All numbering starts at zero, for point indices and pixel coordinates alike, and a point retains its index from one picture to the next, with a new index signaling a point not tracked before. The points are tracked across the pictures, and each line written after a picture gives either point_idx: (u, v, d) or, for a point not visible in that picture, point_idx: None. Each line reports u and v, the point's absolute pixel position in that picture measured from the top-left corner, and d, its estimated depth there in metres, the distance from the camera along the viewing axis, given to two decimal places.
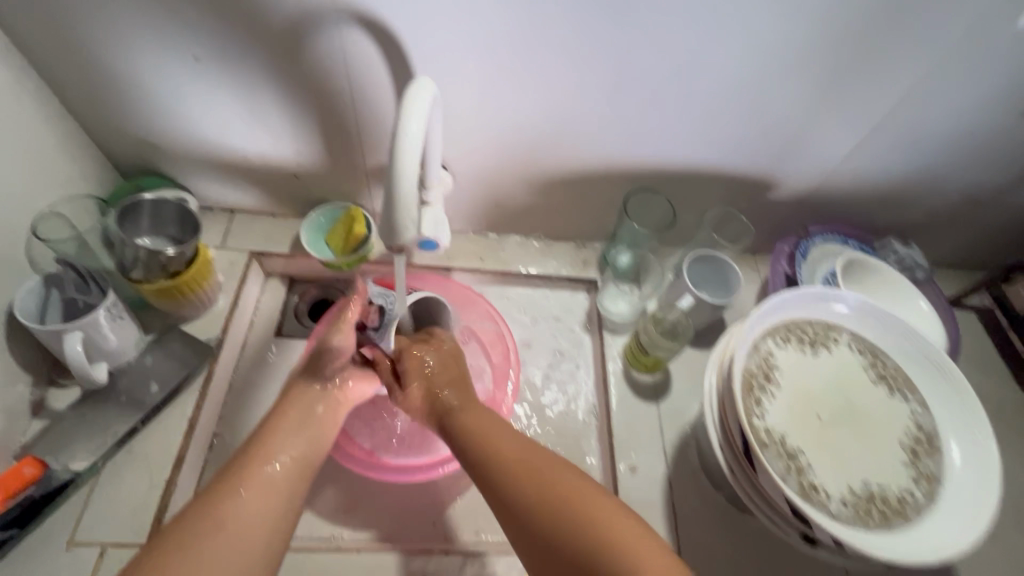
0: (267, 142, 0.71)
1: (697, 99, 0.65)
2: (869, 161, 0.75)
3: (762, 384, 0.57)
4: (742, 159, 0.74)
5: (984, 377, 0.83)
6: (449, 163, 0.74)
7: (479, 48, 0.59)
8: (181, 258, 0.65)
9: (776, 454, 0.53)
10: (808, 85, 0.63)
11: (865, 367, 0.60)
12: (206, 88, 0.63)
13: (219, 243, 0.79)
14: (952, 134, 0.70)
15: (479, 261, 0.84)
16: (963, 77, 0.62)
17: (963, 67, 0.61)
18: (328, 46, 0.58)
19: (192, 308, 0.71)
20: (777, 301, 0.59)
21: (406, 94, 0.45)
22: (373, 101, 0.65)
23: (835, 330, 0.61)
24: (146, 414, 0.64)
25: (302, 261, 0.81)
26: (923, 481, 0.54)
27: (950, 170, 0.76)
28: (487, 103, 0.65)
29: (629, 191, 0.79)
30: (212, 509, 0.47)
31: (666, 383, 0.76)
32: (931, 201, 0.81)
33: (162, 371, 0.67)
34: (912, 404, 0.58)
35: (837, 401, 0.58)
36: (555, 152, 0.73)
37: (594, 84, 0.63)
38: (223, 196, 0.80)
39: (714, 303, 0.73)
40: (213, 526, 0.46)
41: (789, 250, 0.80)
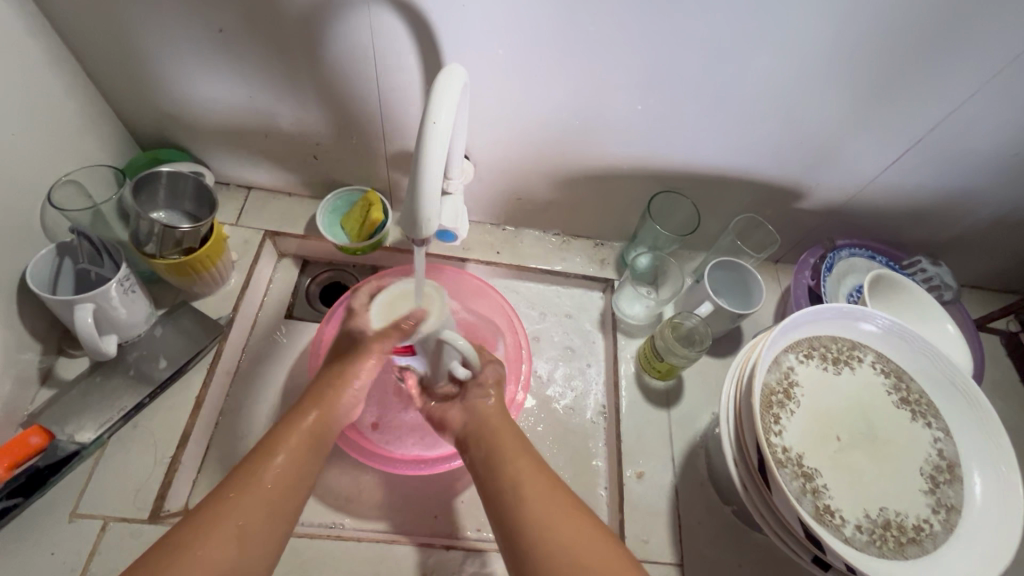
0: (286, 121, 0.69)
1: (733, 102, 0.63)
2: (905, 176, 0.72)
3: (781, 401, 0.55)
4: (772, 166, 0.72)
5: (1004, 404, 0.81)
6: (471, 152, 0.72)
7: (511, 37, 0.57)
8: (195, 234, 0.64)
9: (792, 474, 0.52)
10: (849, 94, 0.61)
11: (888, 390, 0.58)
12: (229, 61, 0.62)
13: (233, 221, 0.78)
14: (997, 153, 0.67)
15: (495, 254, 0.83)
16: (1015, 93, 0.59)
17: (1016, 83, 0.58)
18: (355, 26, 0.56)
19: (204, 285, 0.71)
20: (801, 317, 0.57)
21: (436, 81, 0.44)
22: (399, 85, 0.63)
23: (859, 350, 0.59)
24: (153, 389, 0.64)
25: (316, 243, 0.79)
26: (942, 510, 0.53)
27: (989, 190, 0.73)
28: (514, 93, 0.63)
29: (653, 192, 0.77)
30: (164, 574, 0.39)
31: (678, 390, 0.75)
32: (965, 220, 0.79)
33: (171, 347, 0.67)
34: (934, 430, 0.57)
35: (857, 423, 0.56)
36: (579, 148, 0.71)
37: (626, 80, 0.61)
38: (240, 172, 0.79)
39: (734, 312, 0.71)
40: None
41: (813, 262, 0.78)
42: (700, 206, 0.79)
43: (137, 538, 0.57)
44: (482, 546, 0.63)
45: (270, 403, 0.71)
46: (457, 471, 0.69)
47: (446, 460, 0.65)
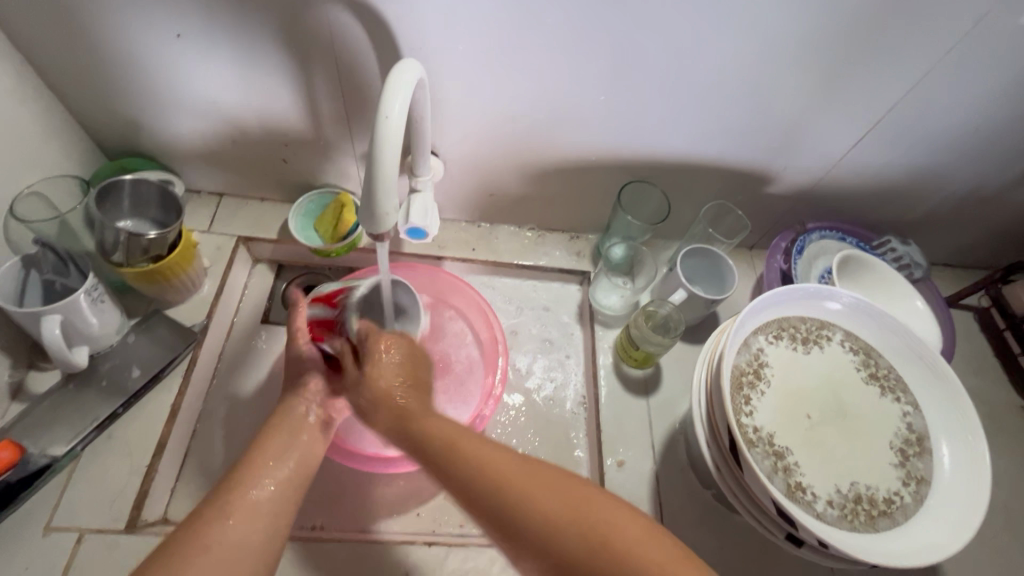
0: (253, 124, 0.69)
1: (694, 88, 0.63)
2: (869, 157, 0.73)
3: (751, 381, 0.56)
4: (739, 152, 0.72)
5: (978, 377, 0.82)
6: (440, 149, 0.72)
7: (470, 33, 0.57)
8: (163, 241, 0.64)
9: (763, 453, 0.52)
10: (807, 77, 0.62)
11: (857, 367, 0.59)
12: (192, 67, 0.61)
13: (205, 228, 0.78)
14: (956, 130, 0.68)
15: (471, 250, 0.83)
16: (969, 71, 0.61)
17: (966, 62, 0.60)
18: (315, 27, 0.57)
19: (175, 292, 0.70)
20: (769, 298, 0.58)
21: (389, 76, 0.44)
22: (362, 84, 0.63)
23: (827, 329, 0.60)
24: (127, 399, 0.64)
25: (290, 247, 0.79)
26: (912, 482, 0.53)
27: (952, 168, 0.74)
28: (478, 87, 0.63)
29: (624, 182, 0.77)
30: (198, 535, 0.43)
31: (656, 377, 0.76)
32: (931, 198, 0.80)
33: (145, 356, 0.66)
34: (903, 404, 0.57)
35: (827, 400, 0.57)
36: (547, 140, 0.71)
37: (588, 71, 0.61)
38: (211, 180, 0.78)
39: (707, 298, 0.72)
40: (198, 551, 0.42)
41: (784, 246, 0.79)
42: (671, 195, 0.80)
43: (115, 549, 0.57)
44: (466, 541, 0.63)
45: (248, 408, 0.71)
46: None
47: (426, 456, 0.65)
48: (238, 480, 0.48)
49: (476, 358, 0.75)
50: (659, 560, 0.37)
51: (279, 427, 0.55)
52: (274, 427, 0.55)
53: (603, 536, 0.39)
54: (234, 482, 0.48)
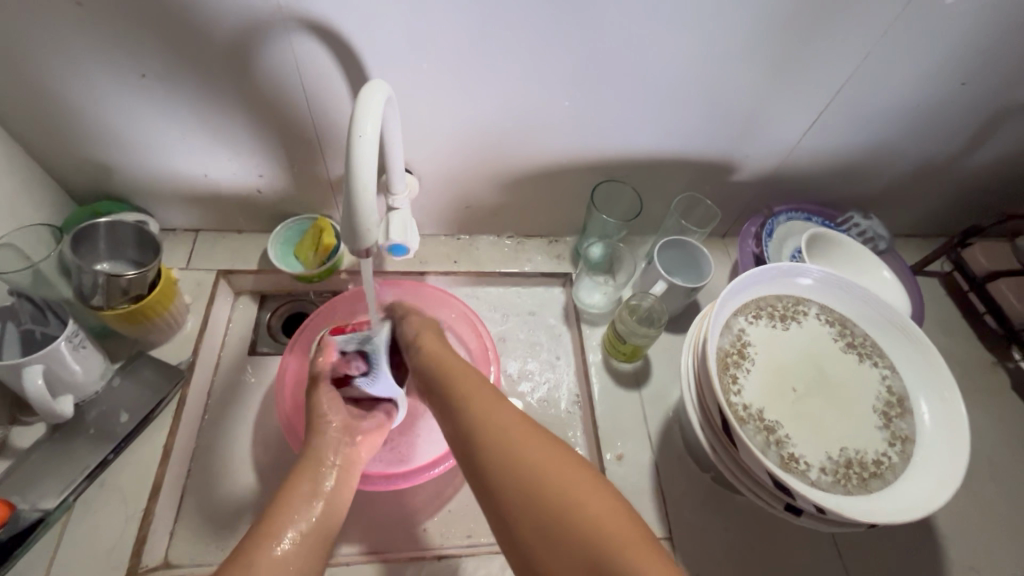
0: (225, 157, 0.69)
1: (652, 87, 0.66)
2: (824, 138, 0.77)
3: (736, 361, 0.58)
4: (701, 144, 0.75)
5: (949, 339, 0.86)
6: (413, 166, 0.74)
7: (433, 51, 0.59)
8: (143, 280, 0.63)
9: (755, 429, 0.54)
10: (758, 68, 0.65)
11: (833, 338, 0.61)
12: (153, 105, 0.62)
13: (183, 265, 0.77)
14: (900, 107, 0.72)
15: (452, 263, 0.84)
16: (905, 50, 0.64)
17: (900, 43, 0.64)
18: (278, 56, 0.58)
19: (158, 331, 0.70)
20: (744, 280, 0.60)
21: (359, 96, 0.45)
22: (330, 108, 0.64)
23: (802, 304, 0.63)
24: (117, 444, 0.62)
25: (272, 276, 0.79)
26: (897, 442, 0.56)
27: (901, 142, 0.78)
28: (445, 103, 0.65)
29: (595, 182, 0.80)
30: None
31: (646, 369, 0.77)
32: (886, 173, 0.84)
33: (132, 399, 0.65)
34: (881, 369, 0.60)
35: (810, 372, 0.59)
36: (516, 149, 0.73)
37: (549, 79, 0.63)
38: (185, 216, 0.78)
39: (687, 287, 0.74)
40: None
41: (755, 230, 0.82)
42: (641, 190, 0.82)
43: None
44: (475, 550, 0.63)
45: (243, 441, 0.70)
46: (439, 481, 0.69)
47: (428, 469, 0.64)
48: (266, 535, 0.45)
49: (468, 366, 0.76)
50: (597, 528, 0.39)
51: (304, 473, 0.52)
52: (299, 475, 0.52)
53: (550, 496, 0.42)
54: (263, 535, 0.45)
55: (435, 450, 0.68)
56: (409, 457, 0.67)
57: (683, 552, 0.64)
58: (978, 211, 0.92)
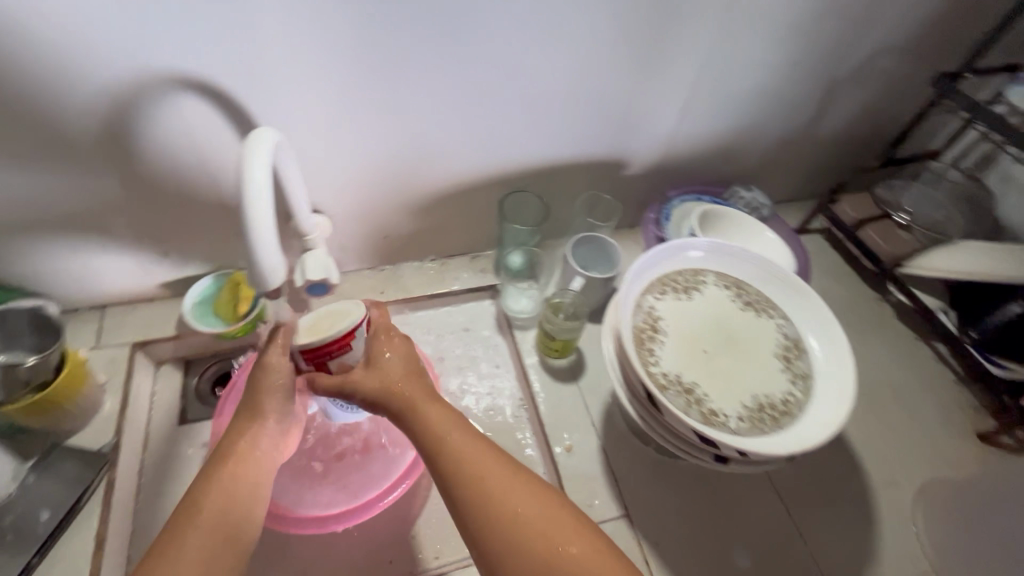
0: (119, 226, 0.68)
1: (533, 102, 0.71)
2: (695, 125, 0.85)
3: (650, 335, 0.63)
4: (590, 147, 0.82)
5: (838, 285, 0.96)
6: (322, 206, 0.75)
7: (318, 95, 0.61)
8: (46, 365, 0.61)
9: (676, 393, 0.59)
10: (621, 72, 0.72)
11: (733, 299, 0.68)
12: (27, 177, 0.59)
13: (92, 344, 0.74)
14: (750, 90, 0.82)
15: (379, 294, 0.85)
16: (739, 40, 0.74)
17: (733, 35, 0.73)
18: (150, 118, 0.58)
19: (67, 421, 0.66)
20: (645, 261, 0.66)
21: (246, 146, 0.47)
22: (225, 163, 0.64)
23: (700, 275, 0.69)
24: (40, 545, 0.58)
25: (192, 339, 0.77)
26: (800, 379, 0.62)
27: (761, 120, 0.88)
28: (341, 142, 0.67)
29: (502, 195, 0.84)
30: None
31: (580, 362, 0.81)
32: (756, 149, 0.94)
33: (52, 494, 0.61)
34: (776, 319, 0.67)
35: (718, 333, 0.65)
36: (419, 176, 0.76)
37: (436, 107, 0.67)
38: (87, 294, 0.75)
39: (601, 278, 0.79)
40: None
41: (654, 217, 0.89)
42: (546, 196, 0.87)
43: None
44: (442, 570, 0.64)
45: None
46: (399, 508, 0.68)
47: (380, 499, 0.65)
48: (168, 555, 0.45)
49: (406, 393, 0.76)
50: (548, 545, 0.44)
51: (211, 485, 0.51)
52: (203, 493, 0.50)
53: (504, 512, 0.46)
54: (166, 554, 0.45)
55: (386, 477, 0.68)
56: (363, 491, 0.67)
57: (639, 524, 0.68)
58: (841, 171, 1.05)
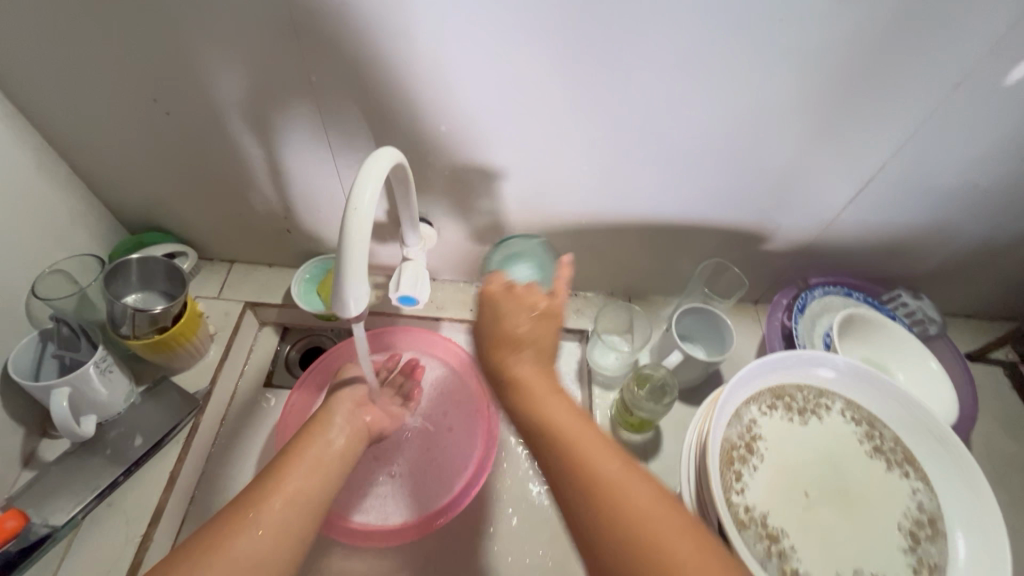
0: (224, 183, 0.72)
1: (674, 151, 0.65)
2: (866, 212, 0.72)
3: (743, 456, 0.54)
4: (731, 208, 0.72)
5: (989, 419, 0.80)
6: (431, 216, 0.76)
7: (450, 113, 0.61)
8: (167, 313, 0.67)
9: (755, 536, 0.49)
10: (799, 128, 0.61)
11: (860, 440, 0.56)
12: (187, 139, 0.66)
13: (215, 295, 0.82)
14: (954, 185, 0.67)
15: (469, 311, 0.85)
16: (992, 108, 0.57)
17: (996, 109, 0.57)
18: (309, 106, 0.61)
19: (181, 358, 0.73)
20: (758, 367, 0.57)
21: (368, 161, 0.48)
22: (349, 149, 0.66)
23: (826, 397, 0.58)
24: (128, 467, 0.65)
25: (295, 311, 0.83)
26: (924, 570, 0.49)
27: (957, 222, 0.72)
28: (457, 161, 0.67)
29: (702, 258, 0.80)
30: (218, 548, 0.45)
31: (655, 441, 0.74)
32: (943, 250, 0.77)
33: (149, 424, 0.69)
34: (913, 481, 0.54)
35: (827, 476, 0.54)
36: (543, 206, 0.74)
37: (565, 141, 0.64)
38: (223, 249, 0.84)
39: (703, 360, 0.71)
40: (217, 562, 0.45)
41: (786, 302, 0.78)
42: (644, 272, 0.84)
43: None
44: None
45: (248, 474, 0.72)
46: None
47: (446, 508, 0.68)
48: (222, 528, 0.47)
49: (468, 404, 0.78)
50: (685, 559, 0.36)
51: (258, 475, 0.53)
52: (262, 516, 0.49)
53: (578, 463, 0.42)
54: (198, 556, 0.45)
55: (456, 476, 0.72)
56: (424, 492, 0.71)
57: None
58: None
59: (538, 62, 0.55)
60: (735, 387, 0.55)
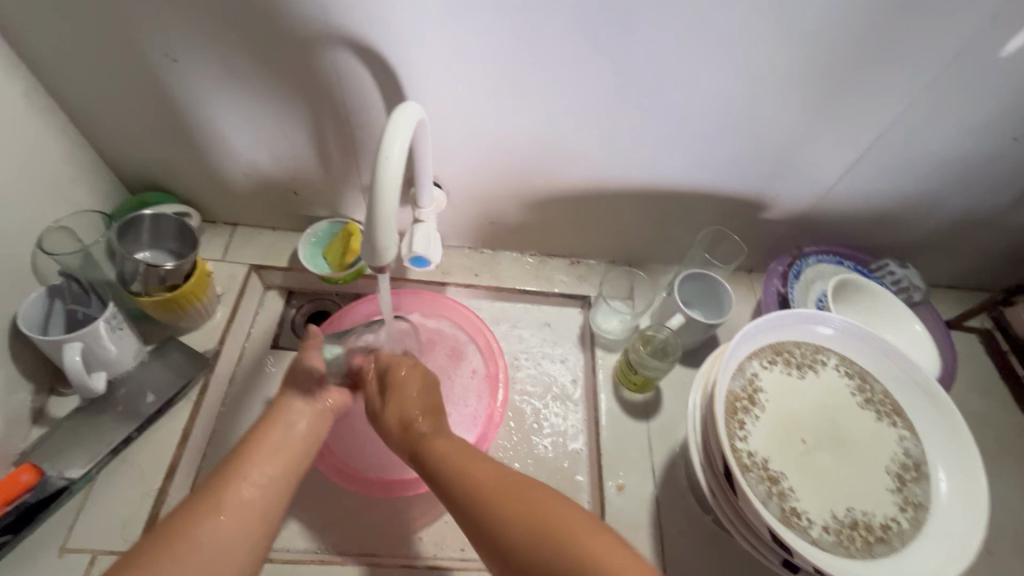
0: (232, 143, 0.71)
1: (684, 120, 0.66)
2: (862, 182, 0.75)
3: (745, 406, 0.57)
4: (735, 177, 0.75)
5: (965, 381, 0.85)
6: (441, 180, 0.76)
7: (466, 74, 0.61)
8: (178, 271, 0.67)
9: (758, 478, 0.53)
10: (807, 98, 0.63)
11: (852, 392, 0.60)
12: (195, 95, 0.65)
13: (219, 257, 0.82)
14: (946, 156, 0.70)
15: (474, 277, 0.86)
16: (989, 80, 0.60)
17: (990, 83, 0.60)
18: (323, 62, 0.60)
19: (191, 318, 0.74)
20: (761, 325, 0.59)
21: (394, 117, 0.49)
22: (361, 109, 0.66)
23: (822, 353, 0.61)
24: (141, 423, 0.66)
25: (301, 274, 0.83)
26: (909, 508, 0.54)
27: (945, 193, 0.76)
28: (470, 124, 0.67)
29: (704, 225, 0.83)
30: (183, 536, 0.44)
31: (656, 401, 0.77)
32: (930, 221, 0.81)
33: (159, 382, 0.69)
34: (900, 429, 0.58)
35: (822, 425, 0.57)
36: (552, 172, 0.75)
37: (579, 106, 0.65)
38: (227, 211, 0.83)
39: (705, 323, 0.74)
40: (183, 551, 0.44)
41: (782, 270, 0.81)
42: (646, 240, 0.86)
43: None
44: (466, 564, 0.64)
45: None
46: (428, 501, 0.69)
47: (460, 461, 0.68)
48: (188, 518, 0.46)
49: (474, 363, 0.79)
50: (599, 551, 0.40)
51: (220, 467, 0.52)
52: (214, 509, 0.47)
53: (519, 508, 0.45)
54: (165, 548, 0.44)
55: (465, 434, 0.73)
56: None
57: None
58: (1007, 267, 0.89)
59: (559, 22, 0.55)
60: (732, 351, 0.57)
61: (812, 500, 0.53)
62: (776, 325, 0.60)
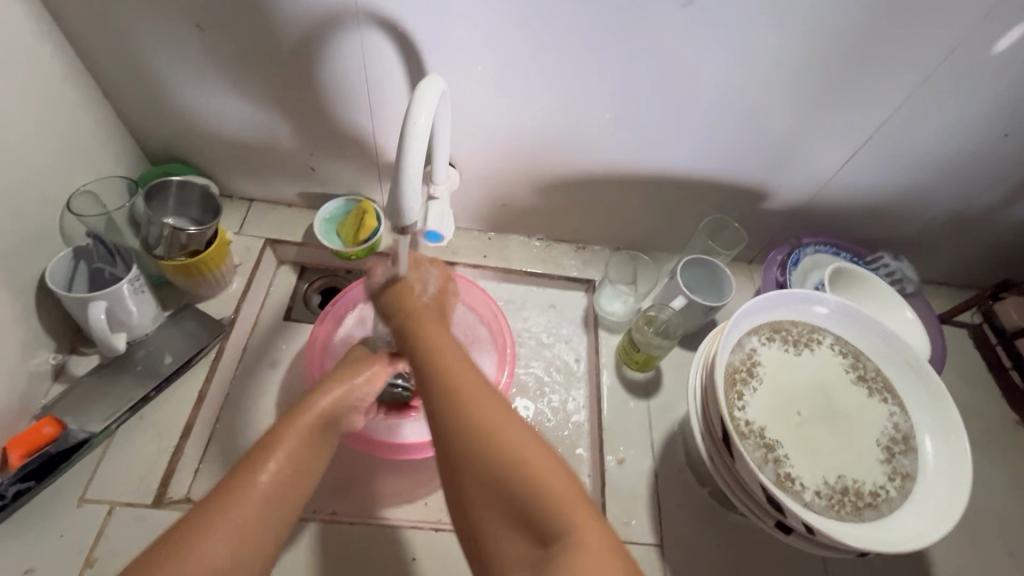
0: (251, 117, 0.73)
1: (692, 108, 0.69)
2: (860, 175, 0.78)
3: (744, 378, 0.59)
4: (739, 167, 0.77)
5: (954, 372, 0.88)
6: (456, 161, 0.79)
7: (486, 55, 0.63)
8: (200, 237, 0.70)
9: (754, 445, 0.56)
10: (811, 90, 0.66)
11: (846, 369, 0.62)
12: (219, 67, 0.67)
13: (235, 230, 0.84)
14: (941, 151, 0.73)
15: (482, 258, 0.89)
16: (983, 77, 0.63)
17: (984, 80, 0.64)
18: (349, 39, 0.63)
19: (209, 287, 0.76)
20: (761, 303, 0.62)
21: (419, 88, 0.51)
22: (382, 86, 0.68)
23: (818, 333, 0.64)
24: (158, 383, 0.68)
25: (314, 249, 0.85)
26: (897, 478, 0.56)
27: (940, 188, 0.79)
28: (487, 106, 0.70)
29: (707, 214, 0.86)
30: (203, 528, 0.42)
31: (656, 381, 0.80)
32: (925, 215, 0.84)
33: (176, 345, 0.71)
34: (891, 405, 0.61)
35: (816, 399, 0.60)
36: (563, 156, 0.77)
37: (592, 92, 0.67)
38: (244, 187, 0.85)
39: (705, 305, 0.77)
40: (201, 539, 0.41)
41: (780, 259, 0.83)
42: (650, 227, 0.89)
43: (141, 521, 0.61)
44: None
45: (271, 397, 0.74)
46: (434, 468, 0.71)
47: None
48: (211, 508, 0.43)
49: (486, 345, 0.80)
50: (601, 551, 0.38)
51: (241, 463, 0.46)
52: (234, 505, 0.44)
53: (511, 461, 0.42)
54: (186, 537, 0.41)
55: None
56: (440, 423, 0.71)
57: (670, 546, 0.68)
58: (998, 264, 0.92)
59: (578, 7, 0.58)
60: (731, 326, 0.60)
61: (806, 467, 0.56)
62: (772, 303, 0.63)
